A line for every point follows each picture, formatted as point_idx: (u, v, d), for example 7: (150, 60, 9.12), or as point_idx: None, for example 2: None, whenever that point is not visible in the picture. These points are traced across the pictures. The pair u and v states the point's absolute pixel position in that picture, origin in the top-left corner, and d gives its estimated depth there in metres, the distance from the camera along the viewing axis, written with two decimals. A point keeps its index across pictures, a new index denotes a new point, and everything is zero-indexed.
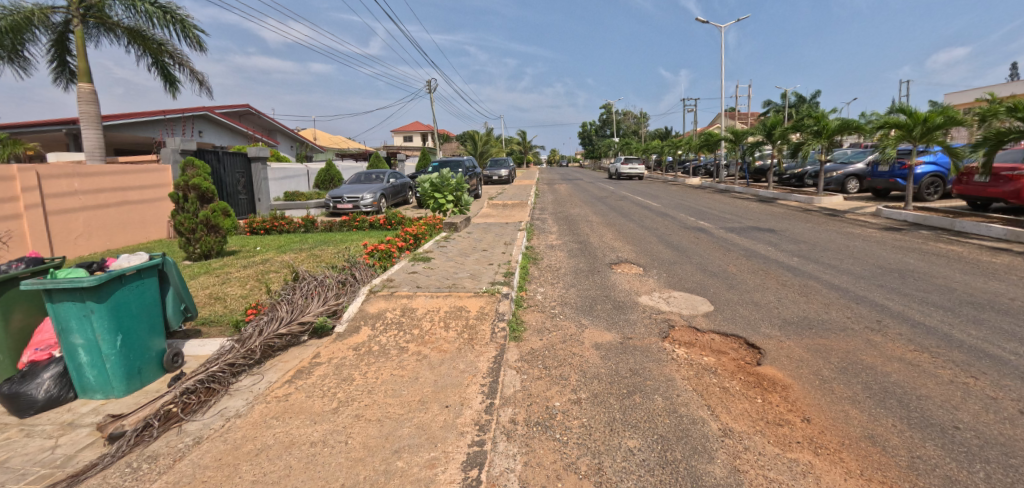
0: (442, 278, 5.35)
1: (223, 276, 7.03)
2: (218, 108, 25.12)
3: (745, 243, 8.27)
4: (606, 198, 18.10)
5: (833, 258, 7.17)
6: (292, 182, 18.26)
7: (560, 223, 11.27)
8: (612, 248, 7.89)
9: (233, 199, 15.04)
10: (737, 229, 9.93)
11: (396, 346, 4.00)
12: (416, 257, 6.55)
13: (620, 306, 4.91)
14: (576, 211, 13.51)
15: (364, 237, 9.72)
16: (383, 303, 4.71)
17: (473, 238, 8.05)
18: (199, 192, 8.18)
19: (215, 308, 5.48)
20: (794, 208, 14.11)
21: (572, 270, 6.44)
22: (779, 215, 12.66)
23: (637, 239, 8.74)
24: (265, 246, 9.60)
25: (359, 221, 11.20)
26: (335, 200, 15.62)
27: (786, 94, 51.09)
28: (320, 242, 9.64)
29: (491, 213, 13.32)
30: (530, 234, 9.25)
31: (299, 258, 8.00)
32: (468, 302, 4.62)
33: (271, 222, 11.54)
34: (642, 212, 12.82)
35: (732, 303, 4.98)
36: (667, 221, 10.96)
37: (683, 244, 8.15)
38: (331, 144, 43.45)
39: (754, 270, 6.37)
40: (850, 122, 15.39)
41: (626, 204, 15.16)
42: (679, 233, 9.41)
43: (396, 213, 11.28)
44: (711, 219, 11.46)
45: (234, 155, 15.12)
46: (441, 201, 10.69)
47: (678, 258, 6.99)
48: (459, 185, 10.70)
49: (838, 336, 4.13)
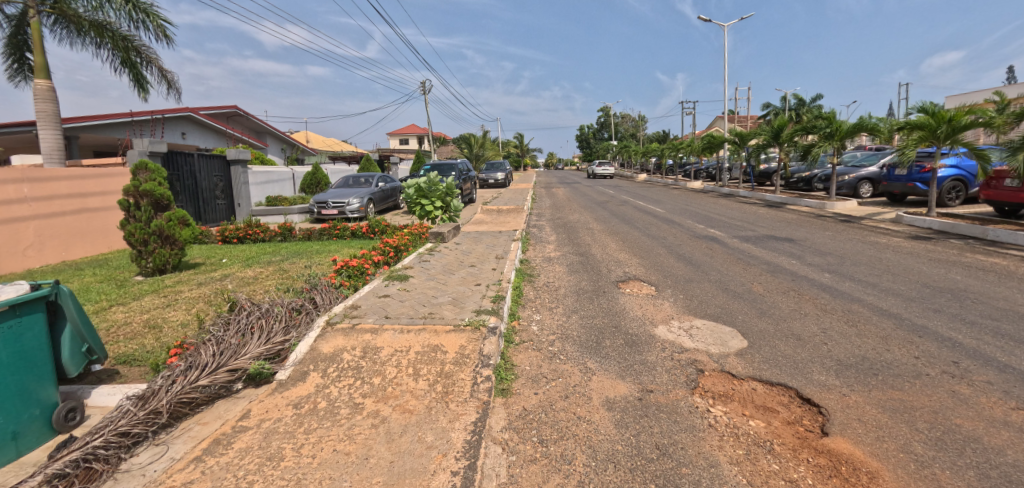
0: (417, 304, 4.44)
1: (171, 296, 6.11)
2: (203, 110, 24.21)
3: (765, 255, 7.39)
4: (606, 202, 17.21)
5: (870, 275, 6.30)
6: (276, 186, 17.33)
7: (558, 231, 10.35)
8: (617, 261, 7.01)
9: (211, 204, 14.17)
10: (753, 239, 9.05)
11: (348, 403, 3.08)
12: (390, 276, 5.65)
13: (633, 340, 4.00)
14: (575, 217, 12.60)
15: (343, 248, 8.81)
16: (340, 340, 3.78)
17: (461, 251, 7.14)
18: (153, 199, 7.26)
19: (144, 341, 4.56)
20: (807, 214, 13.27)
21: (573, 290, 5.55)
22: (793, 221, 11.80)
23: (644, 250, 7.85)
24: (232, 258, 8.68)
25: (339, 228, 10.28)
26: (319, 206, 14.69)
27: (787, 97, 50.39)
28: (293, 253, 8.71)
29: (484, 220, 12.42)
30: (525, 244, 8.35)
31: (264, 273, 7.10)
32: (445, 339, 3.70)
33: (244, 230, 10.63)
34: (647, 218, 11.95)
35: (771, 337, 4.08)
36: (674, 229, 10.07)
37: (697, 257, 7.27)
38: (323, 147, 42.44)
39: (784, 290, 5.47)
40: (864, 123, 14.58)
41: (628, 209, 14.29)
42: (690, 243, 8.52)
43: (381, 220, 10.36)
44: (722, 226, 10.57)
45: (211, 158, 14.17)
46: (428, 207, 9.72)
47: (694, 275, 6.11)
48: (448, 190, 9.77)
49: (914, 388, 3.24)
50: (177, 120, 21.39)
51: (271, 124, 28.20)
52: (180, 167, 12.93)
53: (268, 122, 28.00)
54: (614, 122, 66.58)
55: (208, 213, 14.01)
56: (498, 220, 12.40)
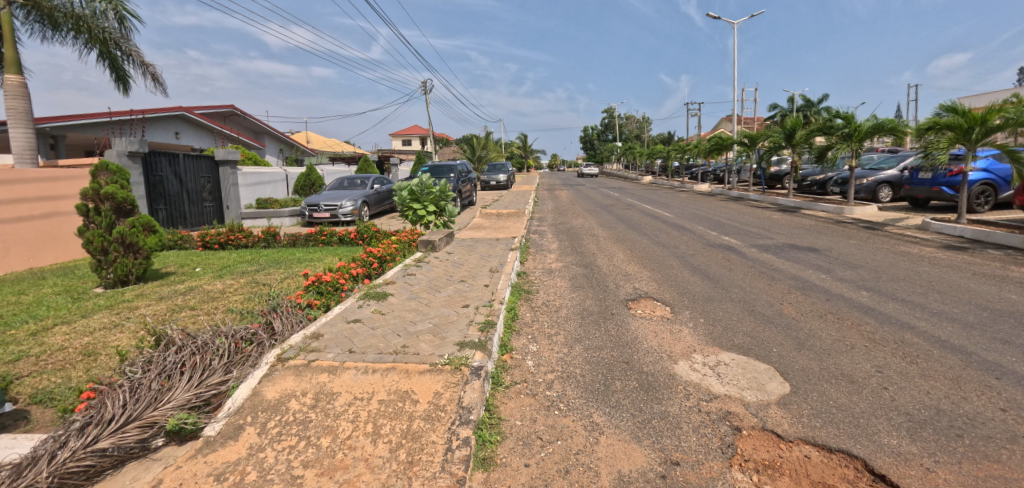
0: (391, 334, 3.72)
1: (124, 314, 5.44)
2: (198, 109, 23.71)
3: (790, 268, 6.67)
4: (611, 206, 16.45)
5: (913, 294, 5.55)
6: (268, 188, 16.69)
7: (561, 238, 9.65)
8: (625, 275, 6.30)
9: (197, 207, 13.54)
10: (772, 248, 8.28)
11: (283, 476, 2.36)
12: (367, 294, 4.93)
13: (650, 381, 3.29)
14: (579, 223, 11.85)
15: (328, 257, 8.13)
16: (290, 383, 3.08)
17: (452, 262, 6.44)
18: (116, 203, 6.58)
19: (69, 374, 3.88)
20: (825, 219, 12.50)
21: (576, 311, 4.84)
22: (811, 228, 11.06)
23: (655, 261, 7.14)
24: (206, 266, 8.01)
25: (326, 234, 9.61)
26: (310, 208, 14.06)
27: (794, 98, 49.57)
28: (273, 261, 8.03)
29: (483, 225, 11.73)
30: (524, 253, 7.66)
31: (235, 286, 6.41)
32: (417, 383, 2.99)
33: (226, 236, 9.98)
34: (655, 224, 11.24)
35: (817, 380, 3.35)
36: (685, 237, 9.35)
37: (714, 270, 6.55)
38: (323, 147, 41.78)
39: (820, 313, 4.75)
40: (884, 123, 13.86)
41: (634, 214, 13.57)
42: (705, 253, 7.79)
43: (371, 225, 9.66)
44: (737, 233, 9.81)
45: (197, 158, 13.58)
46: (420, 211, 8.98)
47: (713, 293, 5.40)
48: (443, 193, 9.06)
49: (1018, 458, 2.50)
50: (171, 118, 20.87)
51: (268, 124, 27.62)
52: (162, 169, 12.31)
53: (266, 122, 27.45)
54: (618, 123, 65.66)
55: (193, 216, 13.39)
56: (497, 225, 11.70)
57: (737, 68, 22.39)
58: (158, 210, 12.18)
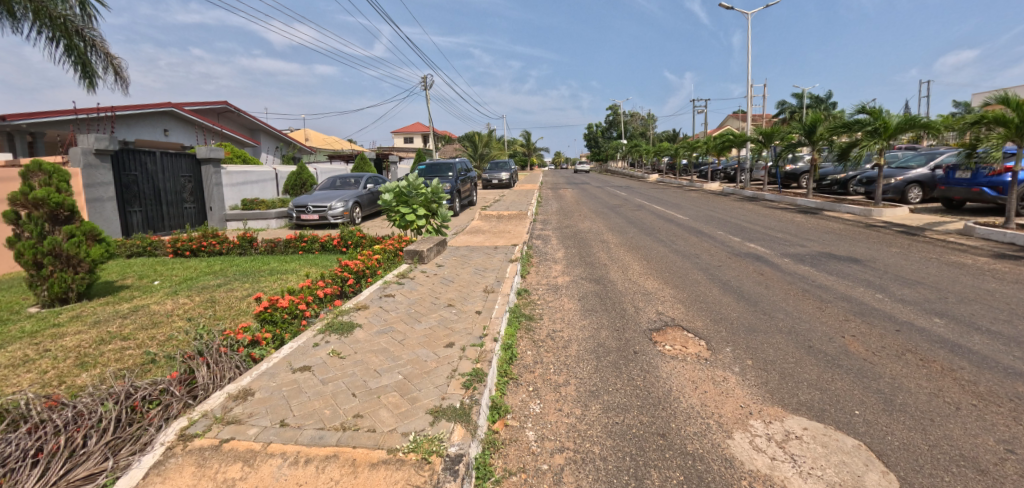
0: (344, 394, 2.78)
1: (46, 344, 4.54)
2: (189, 106, 22.89)
3: (836, 286, 5.71)
4: (619, 207, 15.44)
5: (996, 321, 4.58)
6: (257, 188, 15.80)
7: (567, 244, 8.71)
8: (644, 293, 5.35)
9: (176, 208, 12.70)
10: (809, 259, 7.28)
11: None
12: (329, 327, 3.99)
13: (698, 472, 2.33)
14: (586, 226, 10.85)
15: (303, 268, 7.22)
16: (186, 479, 2.12)
17: (440, 278, 5.48)
18: (51, 210, 5.72)
19: None
20: (854, 223, 11.50)
21: (589, 347, 3.87)
22: (842, 232, 10.05)
23: (677, 274, 6.18)
24: (166, 279, 7.12)
25: (307, 240, 8.69)
26: (298, 210, 13.18)
27: (804, 95, 48.29)
28: (241, 273, 7.13)
29: (481, 228, 10.78)
30: (526, 264, 6.71)
31: (187, 306, 5.50)
32: (364, 485, 2.03)
33: (198, 242, 9.09)
34: (669, 228, 10.27)
35: (934, 470, 2.37)
36: (706, 243, 8.38)
37: (748, 288, 5.59)
38: (322, 145, 40.94)
39: (896, 353, 3.78)
40: (917, 118, 12.74)
41: (645, 215, 12.61)
42: (733, 264, 6.82)
43: (356, 230, 8.71)
44: (763, 240, 8.81)
45: (176, 156, 12.72)
46: (408, 215, 8.01)
47: (755, 321, 4.44)
48: (436, 195, 8.07)
49: None
50: (159, 115, 20.05)
51: (264, 121, 26.76)
52: (136, 168, 11.49)
53: (261, 119, 26.60)
54: (623, 120, 64.32)
55: (173, 219, 12.57)
56: (497, 229, 10.75)
57: (751, 60, 21.21)
58: (132, 213, 11.37)
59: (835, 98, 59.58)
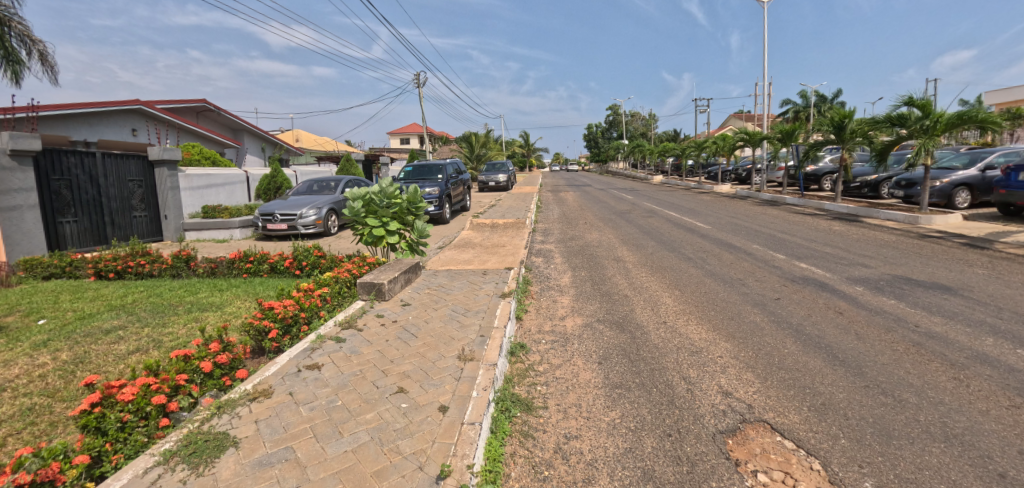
0: None
1: None
2: (159, 104, 21.27)
3: (957, 337, 4.07)
4: (628, 213, 13.81)
5: None
6: (224, 192, 14.17)
7: (573, 262, 7.10)
8: (691, 351, 3.71)
9: (123, 218, 11.09)
10: (887, 286, 5.65)
11: None
12: (183, 445, 2.35)
13: None
14: (594, 238, 9.21)
15: (235, 302, 5.63)
16: None
17: (400, 329, 3.85)
18: None
19: None
20: (904, 232, 9.92)
21: (627, 482, 2.23)
22: (899, 245, 8.45)
23: (728, 316, 4.55)
24: (55, 317, 5.51)
25: (254, 261, 7.05)
26: (264, 219, 11.55)
27: (812, 93, 46.77)
28: (155, 310, 5.51)
29: (472, 241, 9.17)
30: (521, 296, 5.08)
31: (42, 371, 3.89)
32: None
33: (125, 262, 7.51)
34: (693, 240, 8.69)
35: None
36: (745, 262, 6.79)
37: (833, 341, 3.97)
38: (314, 147, 39.47)
39: None
40: (972, 113, 11.20)
41: (660, 223, 11.03)
42: (794, 296, 5.19)
43: (313, 247, 7.08)
44: (813, 257, 7.19)
45: (122, 158, 11.10)
46: (377, 228, 6.25)
47: (881, 417, 2.81)
48: (415, 205, 6.34)
49: None
50: (126, 113, 18.45)
51: (246, 120, 25.16)
52: (70, 170, 9.87)
53: (244, 119, 25.00)
54: (624, 119, 62.67)
55: (120, 230, 10.97)
56: (489, 241, 9.13)
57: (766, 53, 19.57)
58: (65, 223, 9.74)
59: (841, 97, 58.02)
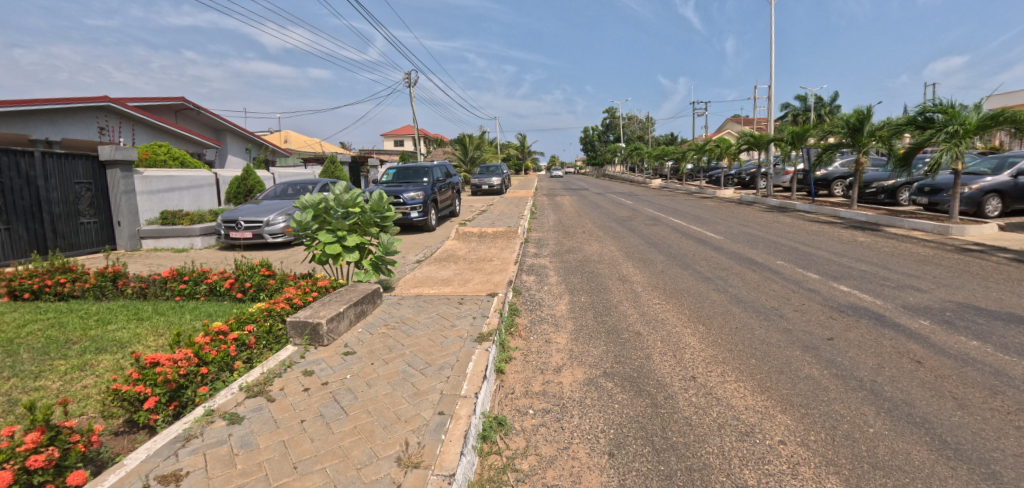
0: None
1: None
2: (131, 102, 20.00)
3: None
4: (630, 221, 12.71)
5: None
6: (190, 195, 13.00)
7: (570, 283, 6.01)
8: (741, 435, 2.60)
9: (68, 225, 9.88)
10: (957, 319, 4.58)
11: None
12: None
13: None
14: (593, 251, 8.11)
15: (148, 339, 4.48)
16: None
17: (328, 398, 2.72)
18: None
19: None
20: (939, 245, 8.90)
21: None
22: (942, 261, 7.42)
23: (776, 368, 3.43)
24: None
25: (190, 282, 5.89)
26: (228, 227, 10.39)
27: (810, 97, 46.21)
28: (43, 349, 4.33)
29: (456, 254, 8.06)
30: (504, 334, 3.97)
31: None
32: None
33: (41, 280, 6.27)
34: (708, 253, 7.63)
35: None
36: (776, 285, 5.70)
37: (931, 414, 2.86)
38: (303, 148, 38.28)
39: None
40: (1001, 115, 10.23)
41: (667, 233, 9.98)
42: (851, 335, 4.10)
43: (261, 265, 5.93)
44: (852, 278, 6.13)
45: (67, 158, 9.88)
46: (332, 243, 5.07)
47: None
48: (379, 215, 5.30)
49: None
50: (95, 111, 17.22)
51: (228, 119, 23.93)
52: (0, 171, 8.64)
53: (225, 119, 23.77)
54: (621, 121, 61.90)
55: (64, 238, 9.78)
56: (475, 254, 8.03)
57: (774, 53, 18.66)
58: None
59: (837, 102, 57.55)
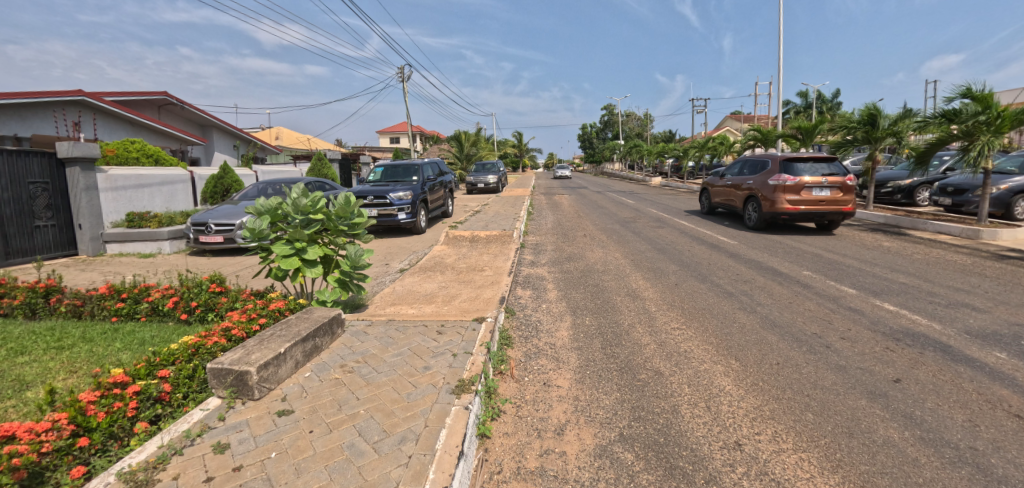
0: None
1: None
2: (108, 96, 19.01)
3: None
4: (634, 222, 11.92)
5: None
6: (162, 194, 12.09)
7: (572, 299, 5.21)
8: None
9: (18, 228, 8.98)
10: None
11: None
12: None
13: None
14: (596, 259, 7.32)
15: (55, 377, 3.63)
16: None
17: None
18: None
19: None
20: (972, 250, 8.17)
21: None
22: (985, 271, 6.67)
23: (844, 430, 2.65)
24: None
25: (130, 301, 5.04)
26: (197, 230, 9.53)
27: (812, 94, 45.48)
28: None
29: (445, 262, 7.25)
30: (491, 375, 3.18)
31: None
32: None
33: None
34: (725, 262, 6.85)
35: None
36: (810, 303, 4.92)
37: None
38: (295, 145, 37.32)
39: None
40: None
41: (676, 237, 9.20)
42: (920, 375, 3.32)
43: (213, 280, 5.09)
44: (893, 292, 5.37)
45: (19, 155, 8.97)
46: (291, 256, 4.24)
47: None
48: (347, 222, 4.47)
49: None
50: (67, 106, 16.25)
51: (213, 115, 22.95)
52: None
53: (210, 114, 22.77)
54: (620, 118, 61.09)
55: (14, 243, 8.89)
56: (466, 262, 7.23)
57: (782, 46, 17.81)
58: None
59: (838, 98, 56.83)
